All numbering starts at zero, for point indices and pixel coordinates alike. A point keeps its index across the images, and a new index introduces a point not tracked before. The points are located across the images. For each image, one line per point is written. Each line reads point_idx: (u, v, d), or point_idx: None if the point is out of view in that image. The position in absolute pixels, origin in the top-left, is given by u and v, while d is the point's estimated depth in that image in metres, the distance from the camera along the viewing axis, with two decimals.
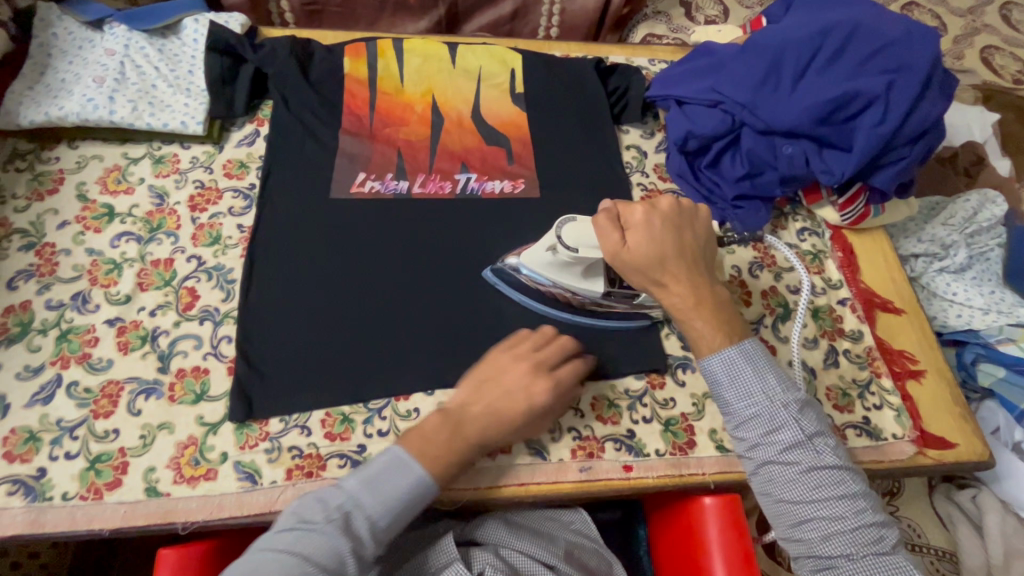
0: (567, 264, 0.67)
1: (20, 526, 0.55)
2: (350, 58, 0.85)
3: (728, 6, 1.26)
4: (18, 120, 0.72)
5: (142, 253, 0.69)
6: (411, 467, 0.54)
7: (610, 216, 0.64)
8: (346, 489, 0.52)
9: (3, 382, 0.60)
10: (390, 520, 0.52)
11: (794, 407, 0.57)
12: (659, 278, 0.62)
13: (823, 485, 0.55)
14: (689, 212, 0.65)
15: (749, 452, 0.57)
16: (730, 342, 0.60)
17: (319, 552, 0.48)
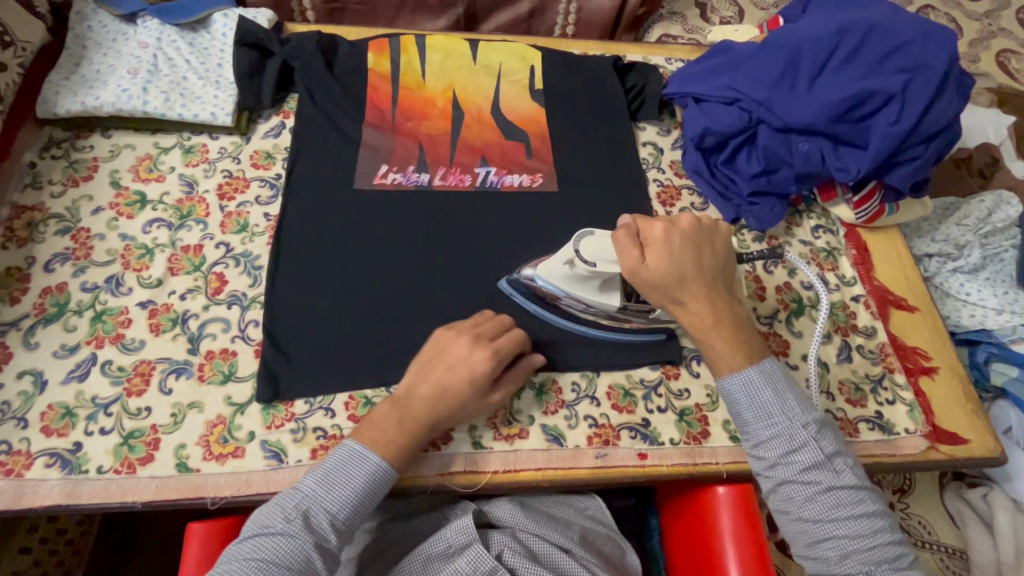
0: (584, 277, 0.65)
1: (57, 497, 0.57)
2: (374, 53, 0.87)
3: (744, 7, 1.27)
4: (55, 109, 0.74)
5: (173, 239, 0.71)
6: (367, 459, 0.56)
7: (629, 231, 0.62)
8: (303, 489, 0.54)
9: (41, 359, 0.62)
10: (352, 510, 0.54)
11: (813, 427, 0.58)
12: (681, 297, 0.61)
13: (842, 504, 0.56)
14: (709, 229, 0.65)
15: (768, 472, 0.59)
16: (750, 362, 0.61)
17: (284, 553, 0.50)
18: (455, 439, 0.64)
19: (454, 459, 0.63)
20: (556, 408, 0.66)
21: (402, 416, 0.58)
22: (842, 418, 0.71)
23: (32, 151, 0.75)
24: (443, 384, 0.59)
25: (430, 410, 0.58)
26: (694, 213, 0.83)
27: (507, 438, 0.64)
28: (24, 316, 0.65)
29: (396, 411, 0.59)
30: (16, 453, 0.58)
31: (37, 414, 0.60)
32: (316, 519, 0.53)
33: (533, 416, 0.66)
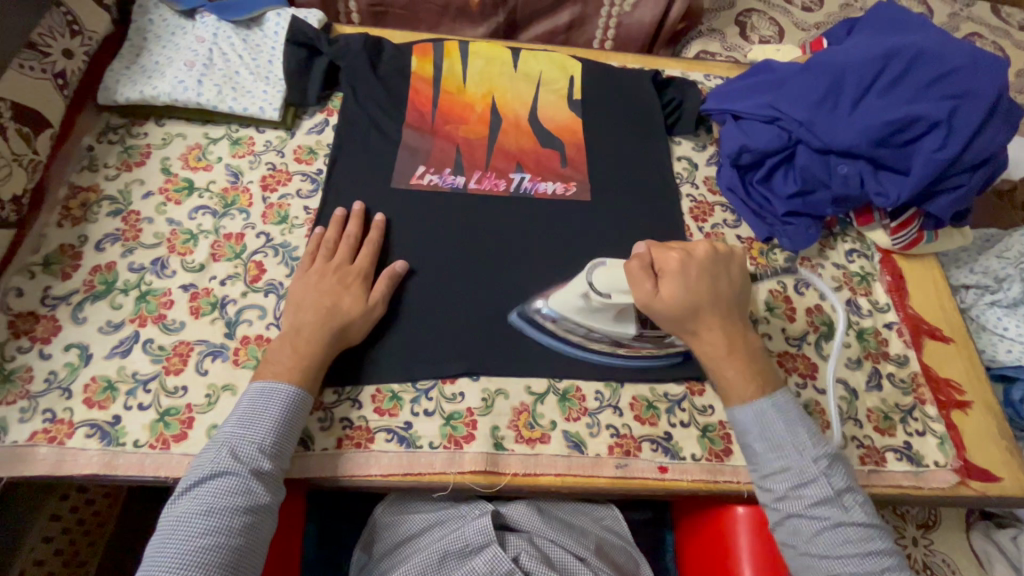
0: (598, 309, 0.66)
1: (95, 466, 0.59)
2: (417, 57, 0.89)
3: (784, 27, 1.26)
4: (115, 97, 0.78)
5: (216, 226, 0.74)
6: (277, 390, 0.59)
7: (642, 262, 0.63)
8: (222, 436, 0.57)
9: (87, 334, 0.65)
10: (273, 435, 0.57)
11: (824, 462, 0.58)
12: (693, 327, 0.62)
13: (850, 541, 0.55)
14: (725, 257, 0.65)
15: (775, 504, 0.58)
16: (763, 393, 0.61)
17: (224, 488, 0.54)
18: (477, 439, 0.64)
19: (475, 458, 0.63)
20: (579, 415, 0.67)
21: (295, 346, 0.62)
22: (869, 446, 0.69)
23: (90, 135, 0.79)
24: (324, 305, 0.65)
25: (318, 331, 0.63)
26: (727, 230, 0.83)
27: (528, 442, 0.65)
28: (74, 292, 0.67)
29: (289, 343, 0.63)
30: (59, 421, 0.61)
31: (81, 385, 0.62)
32: (244, 451, 0.56)
33: (555, 422, 0.66)
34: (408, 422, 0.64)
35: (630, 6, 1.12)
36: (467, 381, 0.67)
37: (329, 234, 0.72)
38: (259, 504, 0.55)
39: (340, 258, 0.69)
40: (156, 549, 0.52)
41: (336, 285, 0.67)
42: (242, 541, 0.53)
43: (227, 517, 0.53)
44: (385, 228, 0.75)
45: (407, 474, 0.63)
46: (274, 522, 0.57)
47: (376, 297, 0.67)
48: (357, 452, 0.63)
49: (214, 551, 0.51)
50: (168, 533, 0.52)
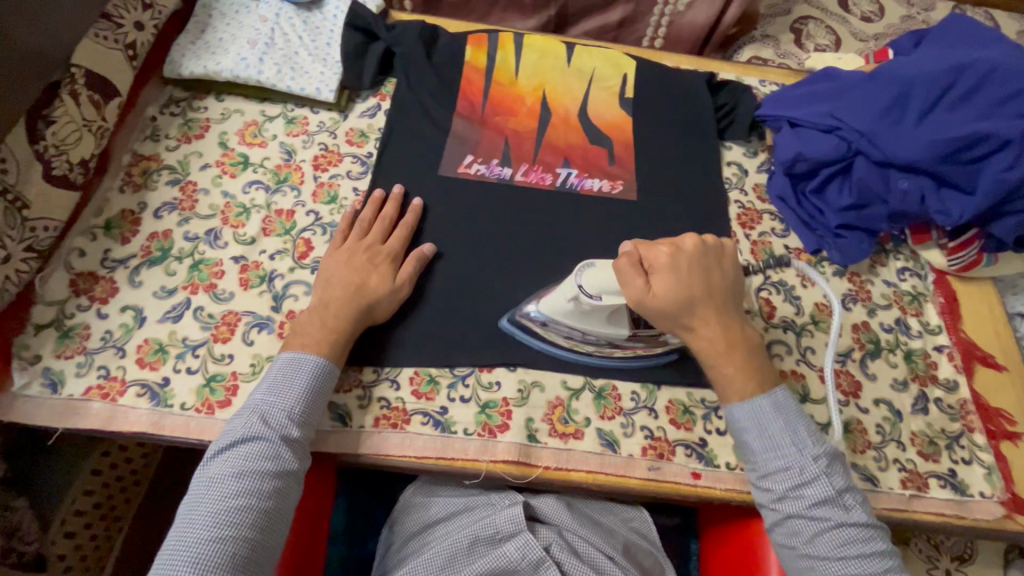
0: (589, 312, 0.63)
1: (144, 424, 0.61)
2: (472, 46, 0.89)
3: (841, 37, 1.23)
4: (180, 70, 0.80)
5: (268, 202, 0.76)
6: (305, 360, 0.60)
7: (630, 260, 0.61)
8: (254, 402, 0.58)
9: (142, 298, 0.67)
10: (304, 404, 0.59)
11: (823, 461, 0.57)
12: (690, 323, 0.61)
13: (851, 541, 0.54)
14: (714, 250, 0.63)
15: (774, 505, 0.57)
16: (761, 391, 0.60)
17: (255, 452, 0.55)
18: (511, 429, 0.64)
19: (509, 448, 0.63)
20: (613, 414, 0.66)
21: (322, 320, 0.63)
22: (912, 470, 0.67)
23: (154, 106, 0.81)
24: (352, 281, 0.66)
25: (345, 308, 0.64)
26: (775, 239, 0.81)
27: (562, 436, 0.64)
28: (132, 256, 0.70)
29: (332, 319, 0.63)
30: (112, 379, 0.63)
31: (133, 346, 0.65)
32: (273, 417, 0.57)
33: (589, 419, 0.66)
34: (444, 407, 0.65)
35: (684, 6, 1.10)
36: (504, 371, 0.67)
37: (366, 214, 0.73)
38: (288, 470, 0.56)
39: (372, 238, 0.70)
40: (189, 509, 0.53)
41: (365, 263, 0.67)
42: (272, 504, 0.54)
43: (258, 480, 0.54)
44: (422, 213, 0.76)
45: (440, 458, 0.63)
46: (301, 489, 0.58)
47: (403, 277, 0.68)
48: (393, 432, 0.64)
49: (244, 512, 0.52)
50: (200, 493, 0.54)
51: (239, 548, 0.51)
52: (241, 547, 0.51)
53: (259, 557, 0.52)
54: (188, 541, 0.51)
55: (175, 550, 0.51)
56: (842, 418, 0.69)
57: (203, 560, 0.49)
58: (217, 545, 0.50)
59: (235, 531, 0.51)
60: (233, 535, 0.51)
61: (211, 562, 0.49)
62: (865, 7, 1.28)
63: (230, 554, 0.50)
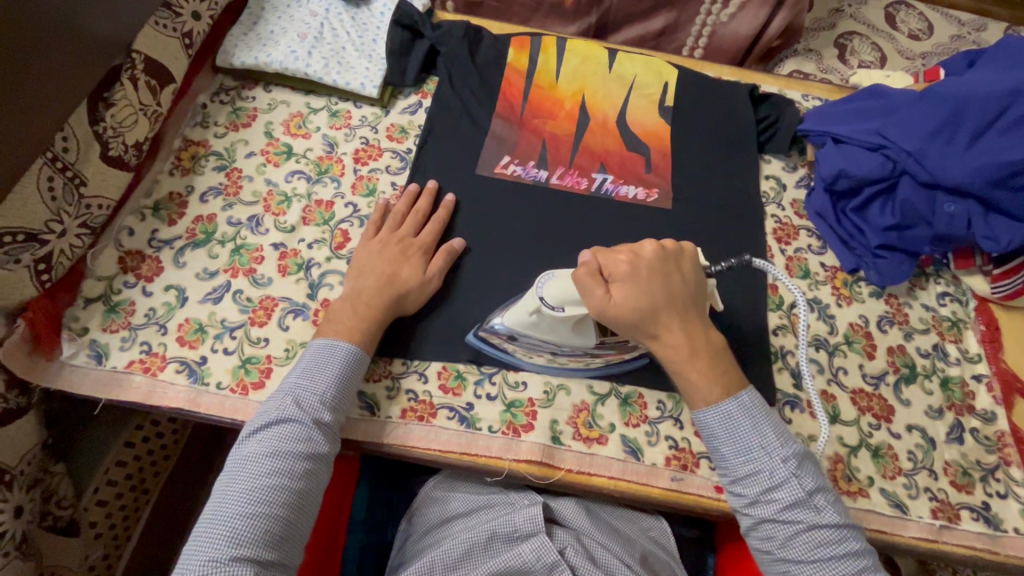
0: (551, 324, 0.62)
1: (181, 401, 0.63)
2: (515, 48, 0.90)
3: (887, 53, 1.21)
4: (232, 60, 0.82)
5: (309, 192, 0.77)
6: (337, 347, 0.62)
7: (590, 270, 0.60)
8: (288, 384, 0.60)
9: (185, 278, 0.70)
10: (335, 388, 0.60)
11: (793, 462, 0.56)
12: (653, 331, 0.59)
13: (824, 544, 0.54)
14: (675, 254, 0.62)
15: (747, 511, 0.56)
16: (728, 395, 0.59)
17: (288, 434, 0.56)
18: (536, 429, 0.64)
19: (533, 448, 0.63)
20: (638, 422, 0.66)
21: (355, 307, 0.65)
22: (943, 501, 0.66)
23: (205, 94, 0.84)
24: (384, 272, 0.67)
25: (379, 296, 0.65)
26: (811, 256, 0.80)
27: (586, 440, 0.65)
28: (177, 237, 0.72)
29: (365, 310, 0.65)
30: (153, 354, 0.65)
31: (175, 324, 0.67)
32: (306, 401, 0.58)
33: (614, 425, 0.66)
34: (470, 403, 0.66)
35: (727, 17, 1.09)
36: (532, 372, 0.68)
37: (399, 207, 0.74)
38: (318, 451, 0.57)
39: (404, 231, 0.71)
40: (224, 486, 0.55)
41: (398, 255, 0.69)
42: (303, 485, 0.55)
43: (291, 461, 0.55)
44: (453, 209, 0.77)
45: (464, 453, 0.64)
46: (329, 472, 0.60)
47: (433, 270, 0.69)
48: (420, 425, 0.64)
49: (276, 490, 0.54)
50: (235, 471, 0.55)
51: (272, 525, 0.53)
52: (273, 523, 0.53)
53: (289, 536, 0.54)
54: (223, 516, 0.52)
55: (211, 524, 0.52)
56: (872, 441, 0.68)
57: (238, 535, 0.51)
58: (251, 522, 0.52)
59: (267, 507, 0.53)
60: (265, 511, 0.53)
61: (246, 535, 0.51)
62: (914, 25, 1.25)
63: (263, 529, 0.52)
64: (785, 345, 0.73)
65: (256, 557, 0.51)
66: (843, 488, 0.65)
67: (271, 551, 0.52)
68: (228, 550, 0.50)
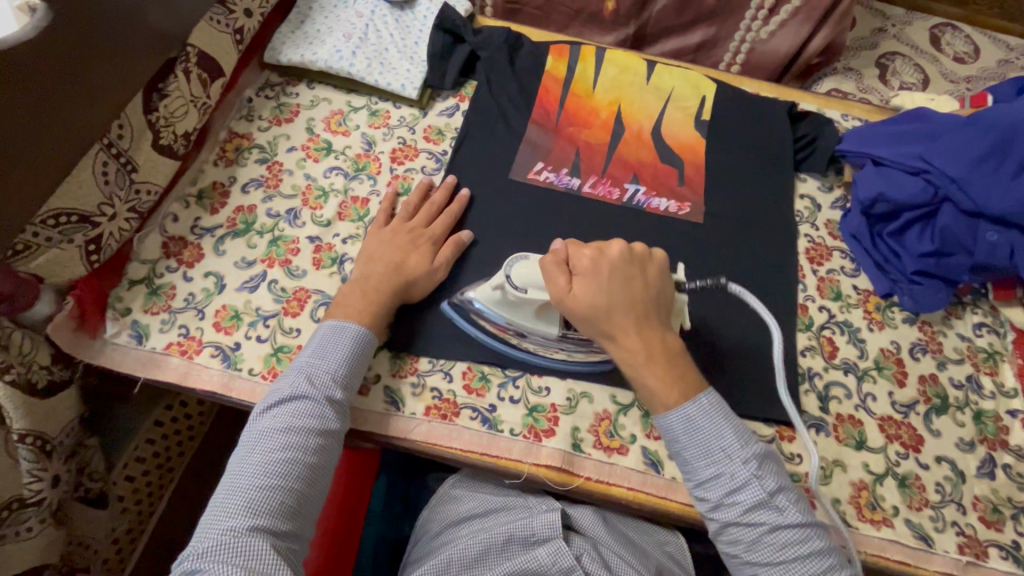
0: (515, 304, 0.65)
1: (215, 385, 0.65)
2: (554, 56, 0.91)
3: (930, 75, 1.18)
4: (279, 57, 0.85)
5: (346, 187, 0.79)
6: (347, 327, 0.63)
7: (557, 258, 0.62)
8: (300, 364, 0.61)
9: (225, 266, 0.72)
10: (346, 368, 0.61)
11: (753, 464, 0.57)
12: (610, 331, 0.60)
13: (788, 544, 0.55)
14: (642, 258, 0.63)
15: (711, 515, 0.57)
16: (687, 399, 0.59)
17: (302, 409, 0.58)
18: (557, 435, 0.65)
19: (553, 454, 0.64)
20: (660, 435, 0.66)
21: (365, 292, 0.66)
22: (970, 536, 0.64)
23: (251, 88, 0.86)
24: (392, 259, 0.68)
25: (385, 281, 0.67)
26: (844, 278, 0.78)
27: (606, 450, 0.65)
28: (218, 226, 0.74)
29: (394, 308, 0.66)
30: (191, 338, 0.67)
31: (212, 310, 0.69)
32: (318, 378, 0.60)
33: (635, 436, 0.66)
34: (493, 404, 0.66)
35: (767, 34, 1.08)
36: (556, 378, 0.68)
37: (412, 199, 0.76)
38: (331, 428, 0.58)
39: (416, 221, 0.73)
40: (240, 458, 0.56)
41: (407, 243, 0.70)
42: (316, 459, 0.56)
43: (305, 437, 0.56)
44: (468, 205, 0.78)
45: (485, 454, 0.64)
46: (341, 450, 0.60)
47: (440, 261, 0.70)
48: (442, 423, 0.65)
49: (291, 465, 0.55)
50: (250, 445, 0.56)
51: (287, 499, 0.54)
52: (288, 496, 0.54)
53: (302, 509, 0.55)
54: (239, 487, 0.53)
55: (227, 495, 0.53)
56: (899, 471, 0.67)
57: (253, 505, 0.52)
58: (267, 493, 0.53)
59: (282, 481, 0.54)
60: (280, 485, 0.54)
61: (262, 509, 0.52)
62: (959, 48, 1.23)
63: (278, 503, 0.53)
64: (813, 367, 0.72)
65: (273, 529, 0.52)
66: (867, 517, 0.64)
67: (286, 522, 0.53)
68: (246, 520, 0.51)
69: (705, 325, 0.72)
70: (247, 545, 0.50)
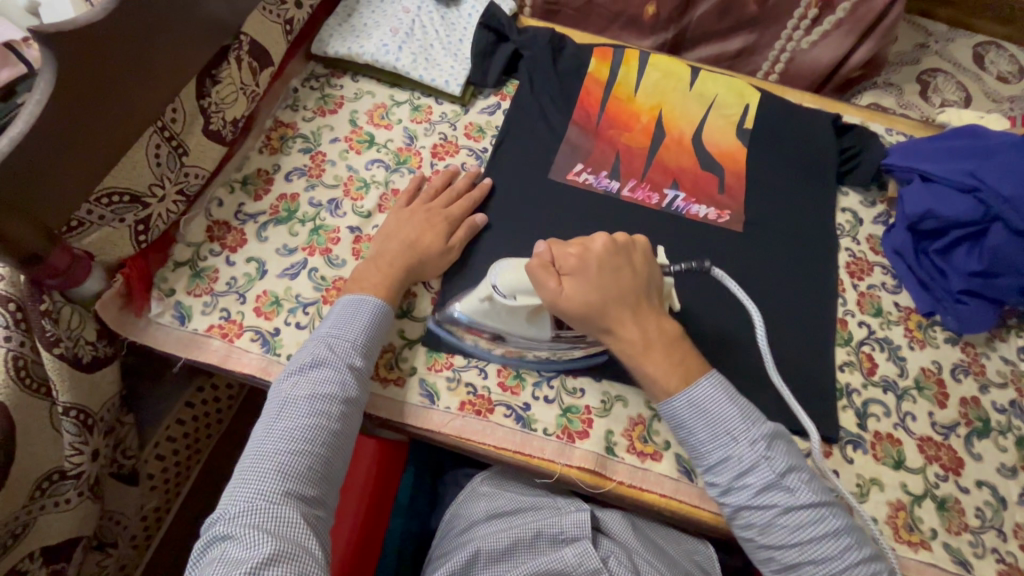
0: (505, 312, 0.64)
1: (255, 368, 0.66)
2: (597, 59, 0.90)
3: (973, 94, 1.16)
4: (327, 49, 0.86)
5: (387, 180, 0.80)
6: (367, 299, 0.64)
7: (542, 262, 0.61)
8: (321, 334, 0.61)
9: (267, 251, 0.73)
10: (366, 337, 0.62)
11: (761, 444, 0.57)
12: (606, 325, 0.60)
13: (803, 525, 0.54)
14: (626, 247, 0.62)
15: (723, 499, 0.57)
16: (687, 384, 0.59)
17: (323, 377, 0.58)
18: (591, 437, 0.65)
19: (586, 456, 0.64)
20: None
21: (381, 272, 0.67)
22: (1011, 564, 0.63)
23: (297, 79, 0.87)
24: (408, 238, 0.70)
25: (400, 260, 0.68)
26: (884, 294, 0.77)
27: (640, 455, 0.64)
28: (262, 212, 0.75)
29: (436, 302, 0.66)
30: (232, 321, 0.68)
31: (253, 295, 0.70)
32: (339, 345, 0.60)
33: (669, 443, 0.65)
34: (527, 403, 0.66)
35: (808, 44, 1.07)
36: (590, 380, 0.68)
37: (435, 182, 0.77)
38: (353, 396, 0.58)
39: (437, 204, 0.74)
40: (263, 427, 0.56)
41: (424, 223, 0.71)
42: (339, 426, 0.57)
43: (327, 402, 0.56)
44: (489, 193, 0.79)
45: (518, 452, 0.64)
46: (361, 419, 0.61)
47: (454, 243, 0.71)
48: (476, 418, 0.65)
49: (316, 430, 0.55)
50: (274, 413, 0.56)
51: (312, 464, 0.54)
52: (312, 461, 0.54)
53: (327, 477, 0.55)
54: (264, 454, 0.53)
55: (252, 463, 0.53)
56: (938, 493, 0.65)
57: (279, 471, 0.52)
58: (293, 459, 0.53)
59: (307, 446, 0.54)
60: (305, 450, 0.54)
61: (288, 474, 0.52)
62: (1003, 67, 1.21)
63: (304, 468, 0.53)
64: (851, 383, 0.71)
65: (299, 494, 0.52)
66: (904, 538, 0.63)
67: (311, 487, 0.53)
68: (273, 485, 0.51)
69: (742, 334, 0.71)
70: (275, 509, 0.50)
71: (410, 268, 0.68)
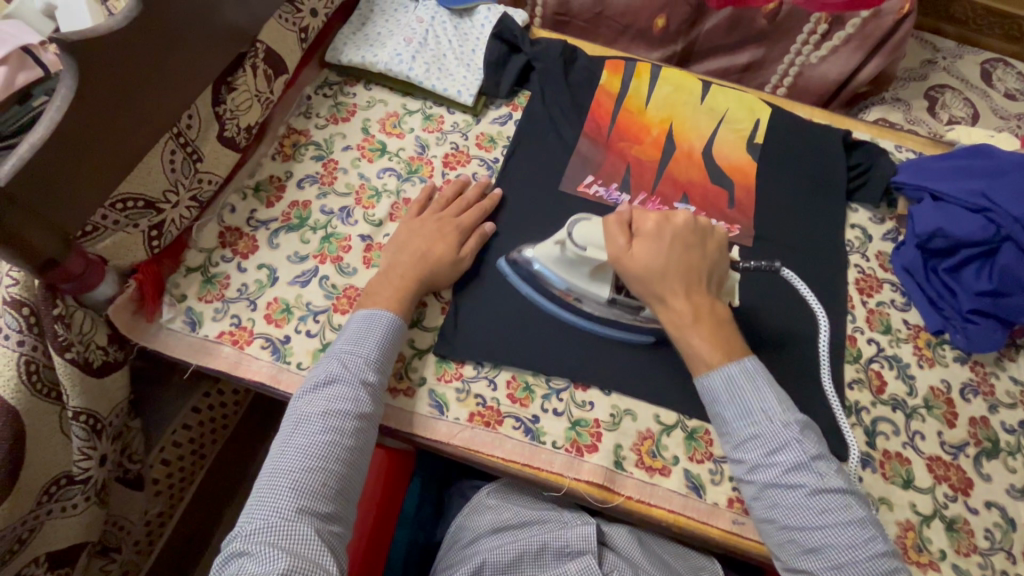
0: (572, 261, 0.67)
1: (264, 376, 0.66)
2: (608, 71, 0.91)
3: (980, 111, 1.17)
4: (340, 57, 0.87)
5: (398, 189, 0.80)
6: (380, 315, 0.64)
7: (620, 220, 0.65)
8: (334, 351, 0.61)
9: (278, 258, 0.73)
10: (379, 353, 0.61)
11: (795, 427, 0.57)
12: (659, 291, 0.62)
13: (829, 510, 0.54)
14: (704, 230, 0.65)
15: (749, 476, 0.57)
16: (732, 359, 0.60)
17: (337, 394, 0.58)
18: (599, 451, 0.64)
19: (595, 470, 0.63)
20: (702, 458, 0.65)
21: (393, 281, 0.67)
22: None
23: (310, 86, 0.88)
24: (419, 247, 0.70)
25: (413, 269, 0.68)
26: (894, 311, 0.77)
27: (648, 470, 0.64)
28: (273, 219, 0.76)
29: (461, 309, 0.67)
30: (242, 328, 0.68)
31: (264, 302, 0.70)
32: (352, 362, 0.60)
33: (678, 458, 0.65)
34: (536, 416, 0.66)
35: (817, 59, 1.08)
36: (599, 393, 0.67)
37: (446, 191, 0.77)
38: (366, 412, 0.58)
39: (448, 213, 0.74)
40: (279, 445, 0.56)
41: (435, 232, 0.72)
42: (354, 442, 0.56)
43: (342, 419, 0.56)
44: (500, 204, 0.79)
45: (527, 465, 0.64)
46: (377, 434, 0.61)
47: (466, 252, 0.72)
48: (485, 430, 0.65)
49: (331, 448, 0.55)
50: (290, 431, 0.56)
51: (327, 481, 0.54)
52: (328, 479, 0.54)
53: (343, 493, 0.55)
54: (280, 472, 0.53)
55: (268, 481, 0.53)
56: (947, 514, 0.65)
57: (294, 488, 0.52)
58: (308, 476, 0.53)
59: (322, 463, 0.54)
60: (320, 467, 0.54)
61: (303, 492, 0.52)
62: (1010, 85, 1.21)
63: (319, 485, 0.53)
64: (861, 401, 0.71)
65: (314, 511, 0.52)
66: (913, 559, 0.62)
67: (327, 504, 0.53)
68: (288, 502, 0.51)
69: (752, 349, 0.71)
70: (291, 527, 0.50)
71: (422, 278, 0.68)
